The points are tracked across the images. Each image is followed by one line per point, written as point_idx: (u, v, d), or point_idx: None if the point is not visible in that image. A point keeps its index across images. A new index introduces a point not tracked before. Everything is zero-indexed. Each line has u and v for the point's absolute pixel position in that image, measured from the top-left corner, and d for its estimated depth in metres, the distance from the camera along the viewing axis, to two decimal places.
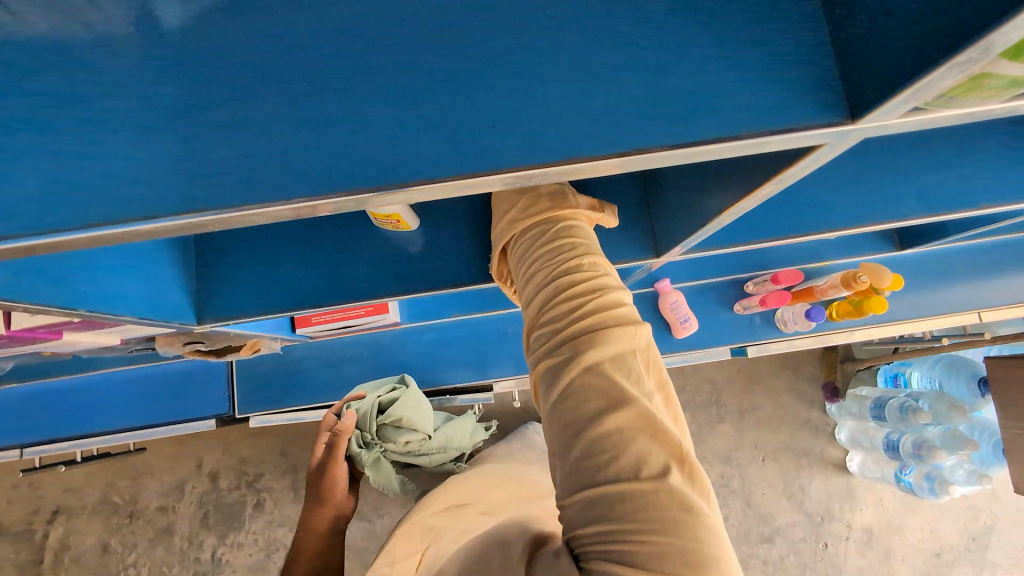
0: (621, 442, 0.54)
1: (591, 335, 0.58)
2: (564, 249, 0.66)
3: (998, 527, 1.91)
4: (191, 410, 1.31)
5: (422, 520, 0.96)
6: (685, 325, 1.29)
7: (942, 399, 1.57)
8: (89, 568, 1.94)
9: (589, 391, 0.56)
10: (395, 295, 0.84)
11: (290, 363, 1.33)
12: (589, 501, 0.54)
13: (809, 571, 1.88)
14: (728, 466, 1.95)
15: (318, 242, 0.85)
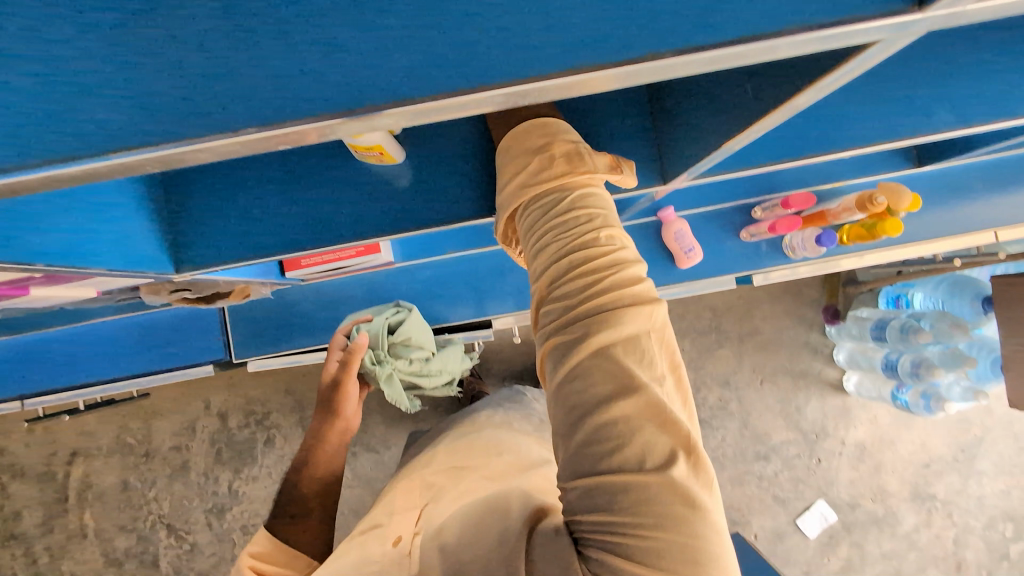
0: (629, 430, 0.52)
1: (604, 318, 0.55)
2: (577, 221, 0.61)
3: (987, 438, 1.98)
4: (187, 356, 1.30)
5: (424, 478, 0.92)
6: (689, 255, 1.25)
7: (944, 317, 1.57)
8: (113, 503, 2.02)
9: (598, 375, 0.54)
10: (384, 234, 0.79)
11: (284, 305, 1.30)
12: (590, 488, 0.53)
13: (802, 485, 1.96)
14: (726, 390, 1.99)
15: (298, 180, 0.79)
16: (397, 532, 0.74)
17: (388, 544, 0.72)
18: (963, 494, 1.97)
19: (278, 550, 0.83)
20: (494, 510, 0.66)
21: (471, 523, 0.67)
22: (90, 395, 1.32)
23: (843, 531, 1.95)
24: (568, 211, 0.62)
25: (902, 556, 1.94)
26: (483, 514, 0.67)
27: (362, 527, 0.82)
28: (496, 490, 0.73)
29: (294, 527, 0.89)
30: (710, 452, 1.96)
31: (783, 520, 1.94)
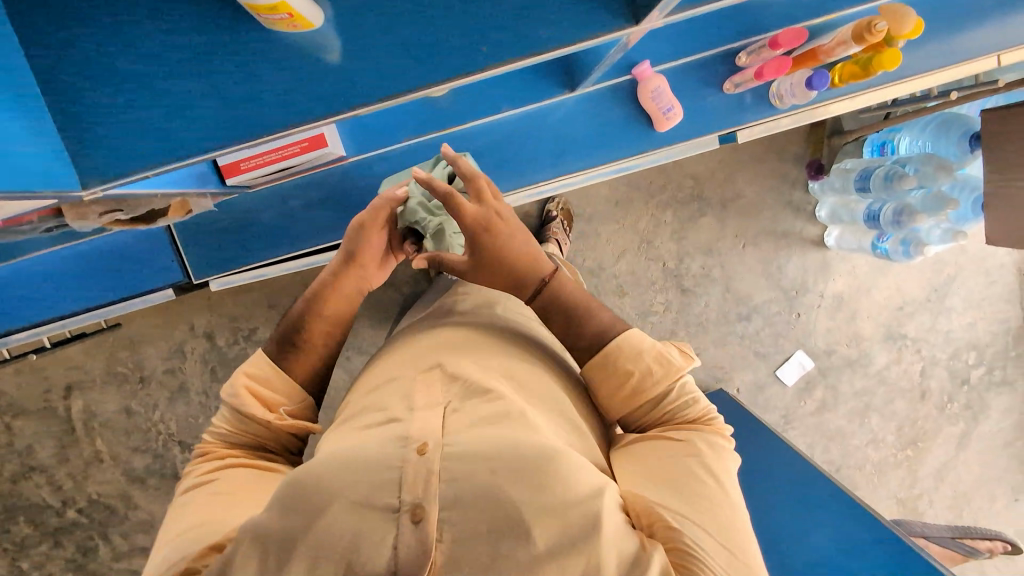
0: (713, 505, 0.75)
1: (695, 431, 0.83)
2: (648, 353, 0.87)
3: (959, 277, 2.04)
4: (145, 281, 1.23)
5: (444, 365, 0.87)
6: (668, 116, 1.17)
7: (930, 159, 1.54)
8: (120, 429, 2.05)
9: (687, 449, 0.80)
10: (318, 120, 0.76)
11: (239, 218, 1.21)
12: (674, 503, 0.74)
13: (782, 339, 2.04)
14: (709, 257, 1.98)
15: (202, 70, 0.73)
16: (419, 436, 0.72)
17: (411, 450, 0.71)
18: (932, 331, 2.07)
19: (273, 373, 0.89)
20: (549, 464, 0.69)
21: (520, 469, 0.68)
22: (55, 331, 1.26)
23: (819, 376, 2.07)
24: (636, 343, 0.88)
25: (873, 391, 2.08)
26: (534, 460, 0.69)
27: (374, 420, 0.80)
28: (536, 434, 0.74)
29: (299, 361, 0.91)
30: (694, 318, 2.00)
31: (764, 373, 2.05)
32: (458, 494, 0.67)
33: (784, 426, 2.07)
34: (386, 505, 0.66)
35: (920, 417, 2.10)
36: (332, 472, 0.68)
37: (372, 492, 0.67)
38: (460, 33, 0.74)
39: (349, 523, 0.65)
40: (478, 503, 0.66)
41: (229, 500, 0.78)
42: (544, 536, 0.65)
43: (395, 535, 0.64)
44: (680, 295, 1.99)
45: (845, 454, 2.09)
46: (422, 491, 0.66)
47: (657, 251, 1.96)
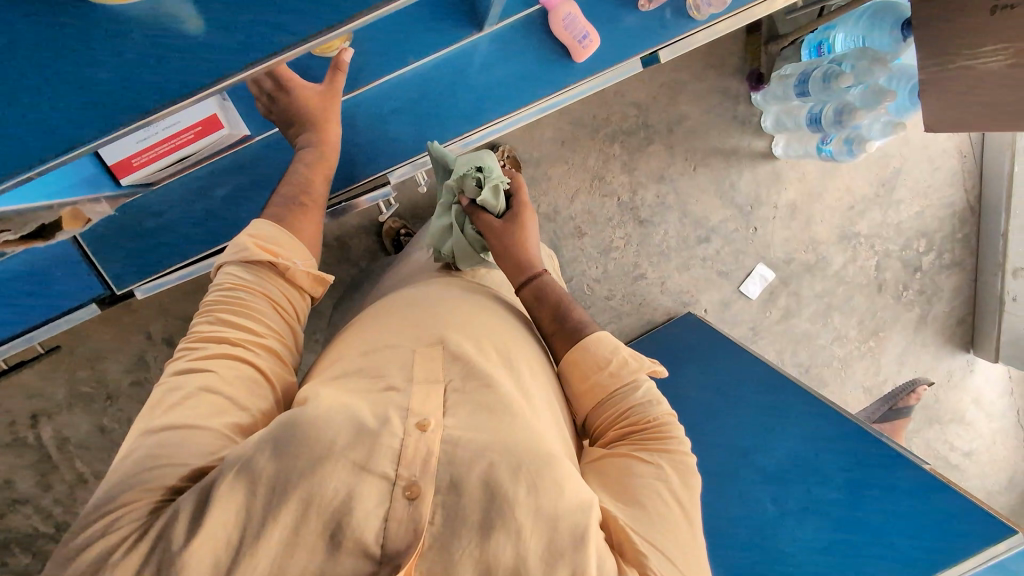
0: (676, 530, 0.72)
1: (660, 446, 0.79)
2: (624, 349, 0.88)
3: (904, 168, 2.08)
4: (66, 300, 1.15)
5: (446, 340, 0.84)
6: (584, 45, 1.12)
7: (864, 54, 1.53)
8: (97, 448, 1.99)
9: (660, 461, 0.77)
10: (190, 95, 0.69)
11: (158, 217, 1.14)
12: (641, 523, 0.71)
13: (742, 255, 2.06)
14: (662, 185, 1.96)
15: (62, 56, 0.66)
16: (421, 412, 0.72)
17: (411, 424, 0.70)
18: (884, 225, 2.12)
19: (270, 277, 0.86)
20: (548, 475, 0.68)
21: (518, 466, 0.68)
22: None
23: (781, 285, 2.12)
24: (612, 341, 0.89)
25: (833, 292, 2.15)
26: (533, 465, 0.68)
27: (368, 379, 0.78)
28: (533, 433, 0.73)
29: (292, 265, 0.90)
30: (655, 248, 2.00)
31: (728, 290, 2.08)
32: (455, 476, 0.67)
33: (753, 338, 2.13)
34: (383, 474, 0.66)
35: (879, 308, 2.18)
36: (332, 424, 0.67)
37: (372, 456, 0.66)
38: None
39: (345, 483, 0.64)
40: (473, 491, 0.66)
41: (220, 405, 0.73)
42: (537, 545, 0.65)
43: (387, 506, 0.64)
44: (638, 227, 1.98)
45: (812, 355, 2.17)
46: (420, 469, 0.67)
47: (609, 185, 1.93)
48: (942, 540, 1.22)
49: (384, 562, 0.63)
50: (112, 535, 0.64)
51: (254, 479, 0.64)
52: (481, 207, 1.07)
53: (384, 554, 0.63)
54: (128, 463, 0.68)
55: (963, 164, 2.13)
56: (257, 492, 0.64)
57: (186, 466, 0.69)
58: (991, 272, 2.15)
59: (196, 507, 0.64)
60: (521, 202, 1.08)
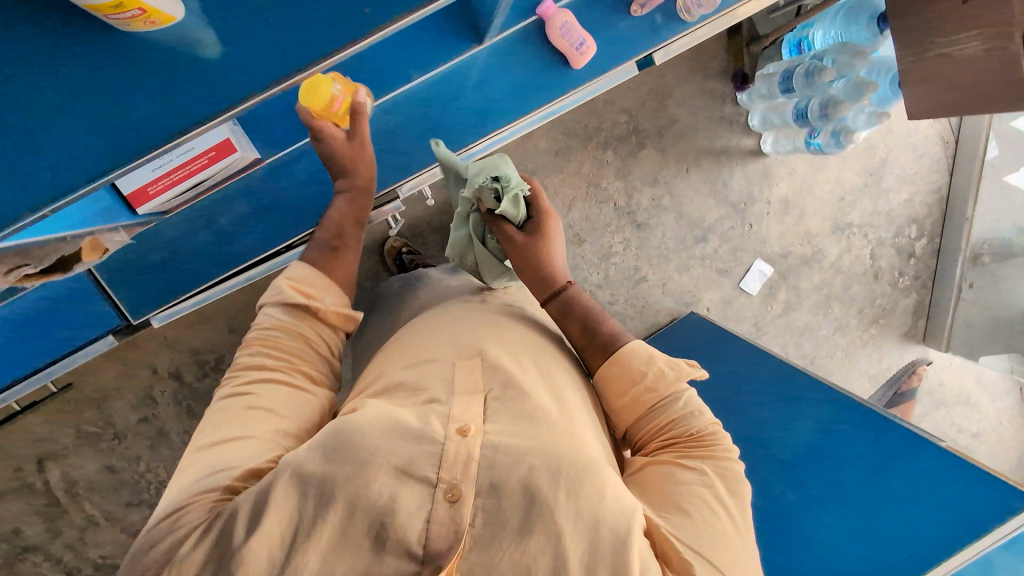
0: (722, 540, 0.72)
1: (704, 456, 0.80)
2: (659, 360, 0.87)
3: (890, 157, 2.12)
4: (78, 335, 1.15)
5: (483, 353, 0.85)
6: (582, 51, 1.15)
7: (844, 48, 1.57)
8: (107, 488, 1.94)
9: (703, 470, 0.78)
10: (225, 112, 0.81)
11: (169, 246, 1.15)
12: (688, 533, 0.71)
13: (740, 252, 2.09)
14: (657, 188, 2.00)
15: (99, 87, 0.76)
16: (462, 418, 0.73)
17: (452, 430, 0.72)
18: (876, 214, 2.16)
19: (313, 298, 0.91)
20: (591, 482, 0.69)
21: (558, 471, 0.69)
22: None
23: (780, 279, 2.14)
24: (646, 352, 0.89)
25: (831, 283, 2.18)
26: (574, 472, 0.69)
27: (411, 395, 0.79)
28: (575, 441, 0.74)
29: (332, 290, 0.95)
30: (654, 251, 2.03)
31: (728, 288, 2.11)
32: (494, 480, 0.68)
33: (757, 334, 2.15)
34: (425, 477, 0.67)
35: (878, 296, 2.21)
36: (375, 429, 0.69)
37: (413, 460, 0.68)
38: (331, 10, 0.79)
39: (389, 489, 0.66)
40: (513, 495, 0.67)
41: (268, 414, 0.78)
42: (577, 552, 0.66)
43: (430, 508, 0.66)
44: (636, 230, 2.01)
45: (816, 346, 2.20)
46: (462, 472, 0.68)
47: (605, 192, 1.96)
48: (968, 521, 1.22)
49: (426, 562, 0.65)
50: (178, 531, 0.67)
51: (305, 483, 0.66)
52: (502, 217, 1.05)
53: (428, 553, 0.65)
54: (188, 477, 0.72)
55: (947, 150, 2.17)
56: (309, 497, 0.66)
57: (238, 468, 0.71)
58: (952, 255, 2.19)
59: (250, 514, 0.65)
60: (542, 211, 1.06)
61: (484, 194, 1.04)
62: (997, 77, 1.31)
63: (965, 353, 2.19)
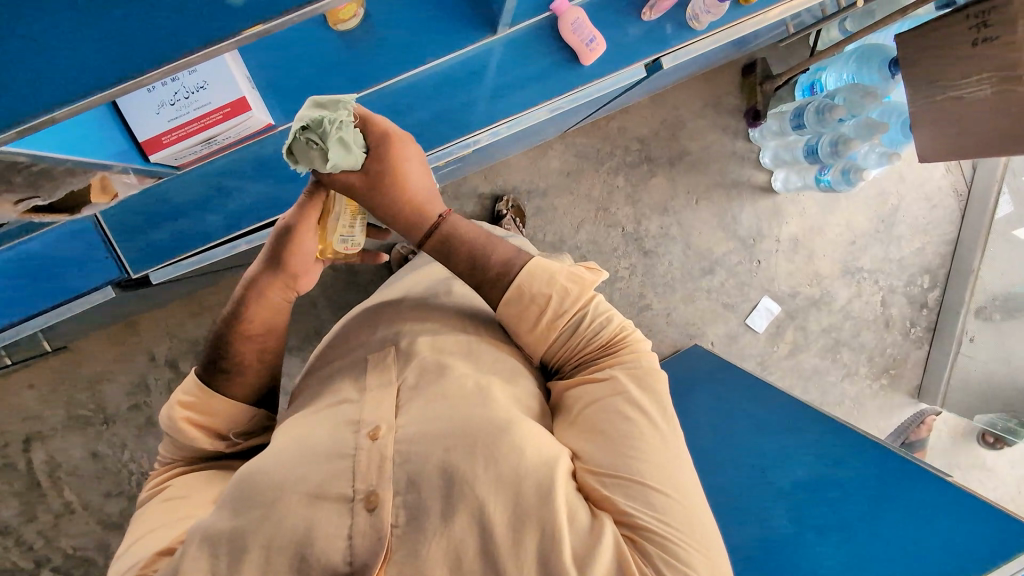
0: (656, 458, 0.68)
1: (617, 365, 0.76)
2: (560, 276, 0.79)
3: (903, 205, 2.13)
4: (75, 285, 1.05)
5: (399, 343, 0.86)
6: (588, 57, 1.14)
7: (856, 87, 1.60)
8: (88, 475, 1.89)
9: (611, 386, 0.74)
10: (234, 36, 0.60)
11: (169, 203, 1.02)
12: (611, 460, 0.68)
13: (746, 287, 2.07)
14: (666, 217, 2.01)
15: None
16: (372, 420, 0.74)
17: (363, 436, 0.72)
18: (887, 260, 2.14)
19: (210, 401, 0.82)
20: (506, 441, 0.67)
21: (473, 444, 0.67)
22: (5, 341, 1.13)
23: (788, 318, 2.11)
24: (545, 269, 0.79)
25: (840, 327, 2.14)
26: (490, 440, 0.67)
27: (327, 401, 0.80)
28: (488, 403, 0.72)
29: (230, 384, 0.83)
30: (659, 279, 2.02)
31: (734, 323, 2.08)
32: (412, 475, 0.68)
33: (762, 372, 2.10)
34: (341, 494, 0.68)
35: (888, 345, 2.16)
36: (276, 472, 0.70)
37: (326, 482, 0.69)
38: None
39: (304, 518, 0.67)
40: (432, 481, 0.67)
41: (176, 508, 0.79)
42: (501, 516, 0.64)
43: (351, 523, 0.67)
44: (643, 257, 2.01)
45: (823, 391, 2.13)
46: (377, 477, 0.69)
47: (614, 216, 1.98)
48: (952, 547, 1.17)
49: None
50: None
51: (217, 544, 0.68)
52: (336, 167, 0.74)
53: (355, 569, 0.65)
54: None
55: (960, 202, 2.17)
56: (219, 562, 0.67)
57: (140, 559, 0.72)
58: (952, 310, 2.15)
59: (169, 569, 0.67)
60: (377, 137, 0.74)
61: (307, 158, 0.71)
62: (1006, 119, 1.31)
63: (963, 412, 2.10)
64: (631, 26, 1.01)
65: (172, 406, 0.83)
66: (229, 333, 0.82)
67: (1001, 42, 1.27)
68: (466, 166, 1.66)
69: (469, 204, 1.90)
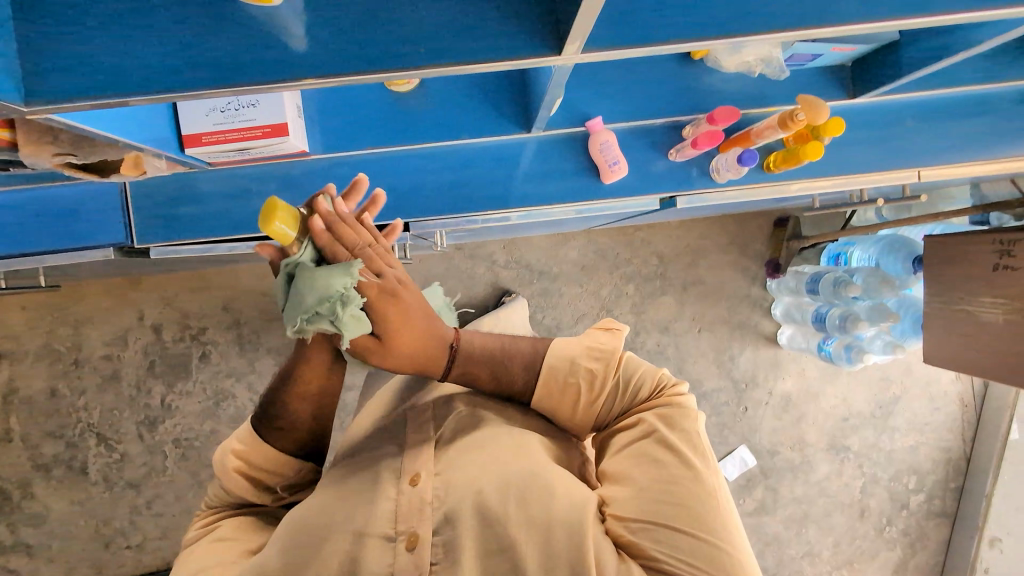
0: (691, 501, 0.64)
1: (650, 410, 0.73)
2: (581, 357, 0.77)
3: (904, 397, 2.08)
4: (80, 236, 1.11)
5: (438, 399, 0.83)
6: (613, 170, 1.04)
7: (876, 273, 1.62)
8: (40, 410, 1.90)
9: (637, 432, 0.72)
10: (277, 84, 0.65)
11: (197, 190, 1.10)
12: (639, 501, 0.66)
13: (727, 430, 2.03)
14: (665, 335, 2.01)
15: (189, 17, 0.64)
16: (412, 465, 0.72)
17: (403, 483, 0.70)
18: (875, 447, 2.08)
19: (261, 451, 0.76)
20: (536, 483, 0.67)
21: (507, 485, 0.67)
22: None
23: (760, 474, 2.04)
24: (564, 356, 0.77)
25: (813, 501, 2.06)
26: (521, 482, 0.67)
27: (366, 445, 0.79)
28: (526, 452, 0.71)
29: (282, 439, 0.77)
30: None
31: None
32: (448, 511, 0.67)
33: None
34: (382, 533, 0.67)
35: (858, 536, 2.06)
36: (329, 502, 0.71)
37: (369, 519, 0.68)
38: (461, 23, 0.65)
39: (349, 551, 0.66)
40: (466, 516, 0.66)
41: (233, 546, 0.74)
42: (533, 555, 0.63)
43: (392, 560, 0.65)
44: None
45: (779, 563, 2.03)
46: (418, 518, 0.67)
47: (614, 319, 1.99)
48: None
49: None
50: None
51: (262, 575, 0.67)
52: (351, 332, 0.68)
53: None
54: None
55: (964, 413, 2.09)
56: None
57: None
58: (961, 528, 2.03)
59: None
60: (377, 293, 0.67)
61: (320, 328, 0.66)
62: (1009, 349, 1.31)
63: None
64: (658, 160, 1.07)
65: (226, 452, 0.77)
66: (279, 392, 0.75)
67: (1020, 276, 1.28)
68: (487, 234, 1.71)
69: (480, 266, 1.95)
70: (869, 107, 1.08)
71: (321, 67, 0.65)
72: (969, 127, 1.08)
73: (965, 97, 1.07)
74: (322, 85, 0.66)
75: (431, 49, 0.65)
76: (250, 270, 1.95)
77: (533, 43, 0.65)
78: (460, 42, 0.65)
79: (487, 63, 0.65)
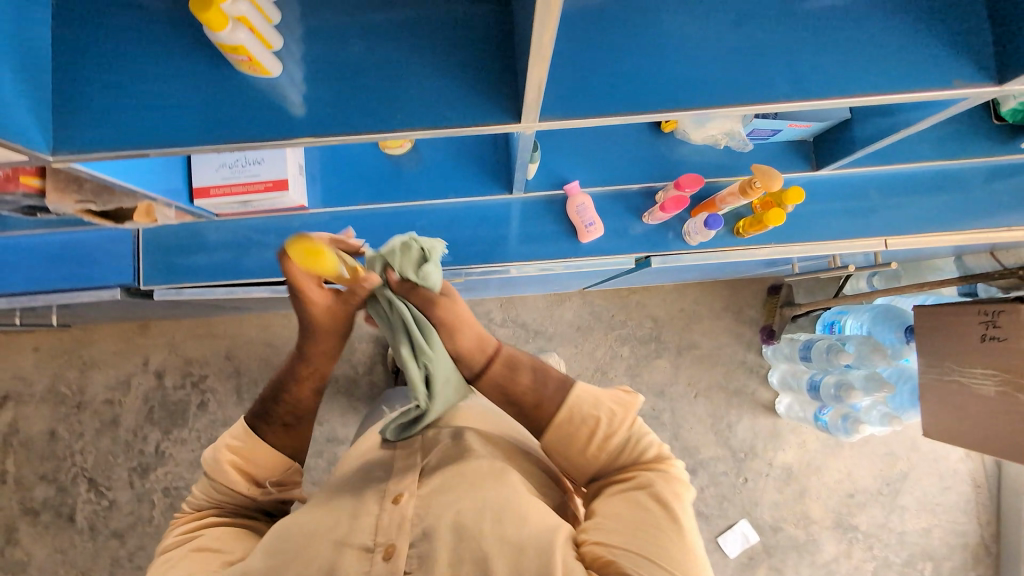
0: (669, 554, 0.62)
1: (651, 470, 0.71)
2: (608, 398, 0.75)
3: (912, 474, 2.00)
4: (93, 278, 1.18)
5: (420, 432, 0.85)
6: (589, 230, 1.11)
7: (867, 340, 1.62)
8: (37, 452, 1.92)
9: (636, 485, 0.69)
10: (273, 141, 0.73)
11: (205, 239, 1.18)
12: (618, 539, 0.64)
13: (726, 502, 1.96)
14: (660, 400, 2.00)
15: (202, 80, 0.74)
16: (396, 487, 0.73)
17: (385, 501, 0.71)
18: (885, 528, 1.97)
19: (258, 445, 0.78)
20: (509, 508, 0.67)
21: (483, 508, 0.67)
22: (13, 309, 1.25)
23: (762, 553, 1.94)
24: (593, 391, 0.76)
25: None
26: (497, 505, 0.67)
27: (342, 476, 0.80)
28: (503, 481, 0.71)
29: (281, 432, 0.80)
30: None
31: (705, 536, 1.93)
32: (425, 526, 0.67)
33: None
34: (361, 546, 0.66)
35: None
36: (310, 520, 0.71)
37: (351, 531, 0.68)
38: (439, 92, 0.74)
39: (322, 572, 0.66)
40: (441, 537, 0.66)
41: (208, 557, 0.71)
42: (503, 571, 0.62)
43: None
44: None
45: None
46: (396, 531, 0.67)
47: (609, 381, 1.99)
48: None
49: None
50: None
51: None
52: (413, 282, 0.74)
53: None
54: None
55: (978, 494, 2.00)
56: None
57: None
58: None
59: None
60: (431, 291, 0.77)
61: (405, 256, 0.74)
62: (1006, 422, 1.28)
63: None
64: (635, 223, 1.14)
65: (220, 449, 0.77)
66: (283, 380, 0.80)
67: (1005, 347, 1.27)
68: (483, 291, 1.77)
69: None
70: (836, 178, 1.14)
71: (313, 125, 0.73)
72: (934, 198, 1.13)
73: (929, 172, 1.13)
74: (315, 142, 0.74)
75: (411, 113, 0.73)
76: (254, 320, 2.01)
77: (499, 111, 0.73)
78: (436, 109, 0.74)
79: (458, 127, 0.74)
